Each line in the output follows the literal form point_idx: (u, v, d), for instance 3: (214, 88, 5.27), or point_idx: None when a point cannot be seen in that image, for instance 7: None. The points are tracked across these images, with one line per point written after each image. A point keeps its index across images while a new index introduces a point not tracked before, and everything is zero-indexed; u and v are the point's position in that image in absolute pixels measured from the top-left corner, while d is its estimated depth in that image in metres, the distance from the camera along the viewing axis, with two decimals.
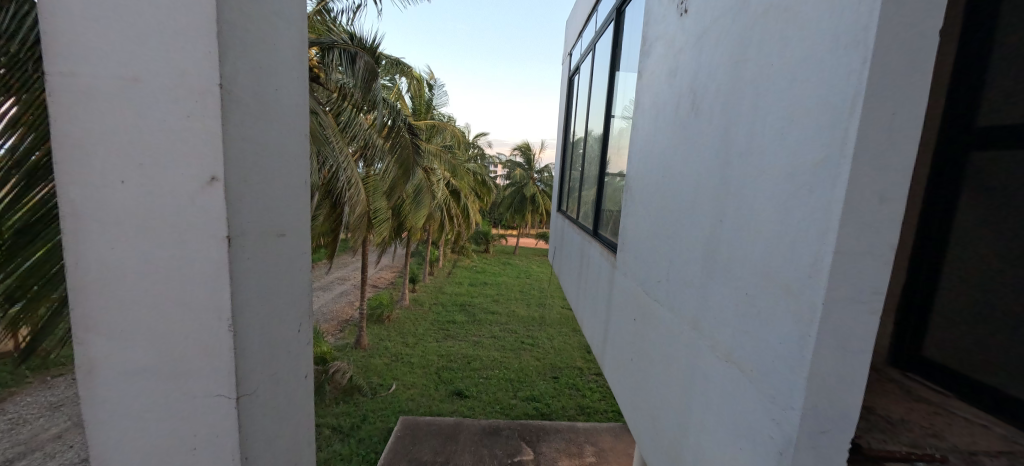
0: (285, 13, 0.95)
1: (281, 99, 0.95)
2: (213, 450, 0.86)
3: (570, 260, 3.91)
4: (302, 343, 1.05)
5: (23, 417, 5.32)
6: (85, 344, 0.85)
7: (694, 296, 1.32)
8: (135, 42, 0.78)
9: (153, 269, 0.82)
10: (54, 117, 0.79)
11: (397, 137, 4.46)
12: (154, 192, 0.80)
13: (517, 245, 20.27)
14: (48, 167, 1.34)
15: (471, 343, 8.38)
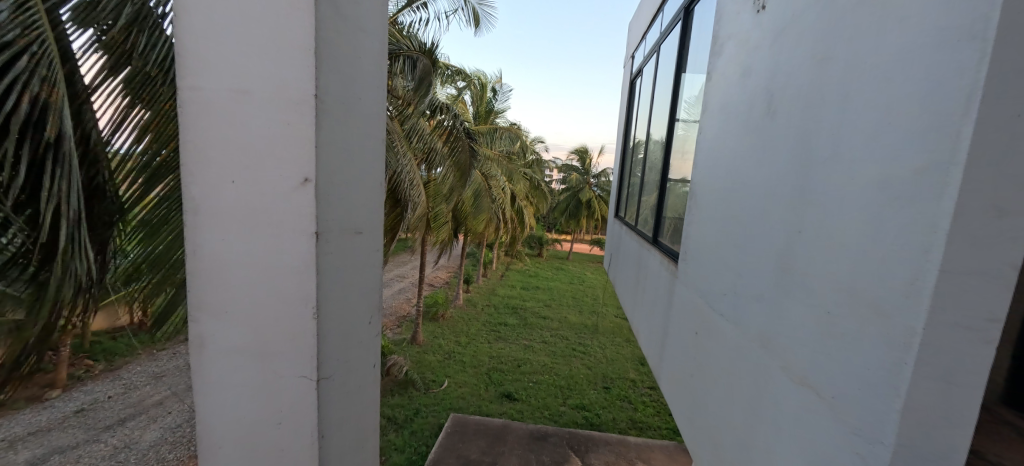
0: (369, 21, 1.01)
1: (363, 105, 1.01)
2: (294, 429, 0.93)
3: (626, 269, 3.81)
4: (372, 334, 1.11)
5: (135, 384, 6.08)
6: (194, 324, 0.95)
7: (765, 312, 1.24)
8: (242, 53, 0.86)
9: (253, 261, 0.90)
10: (178, 122, 0.89)
11: (456, 141, 4.77)
12: (254, 189, 0.88)
13: (570, 251, 20.08)
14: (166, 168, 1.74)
15: (522, 346, 8.41)
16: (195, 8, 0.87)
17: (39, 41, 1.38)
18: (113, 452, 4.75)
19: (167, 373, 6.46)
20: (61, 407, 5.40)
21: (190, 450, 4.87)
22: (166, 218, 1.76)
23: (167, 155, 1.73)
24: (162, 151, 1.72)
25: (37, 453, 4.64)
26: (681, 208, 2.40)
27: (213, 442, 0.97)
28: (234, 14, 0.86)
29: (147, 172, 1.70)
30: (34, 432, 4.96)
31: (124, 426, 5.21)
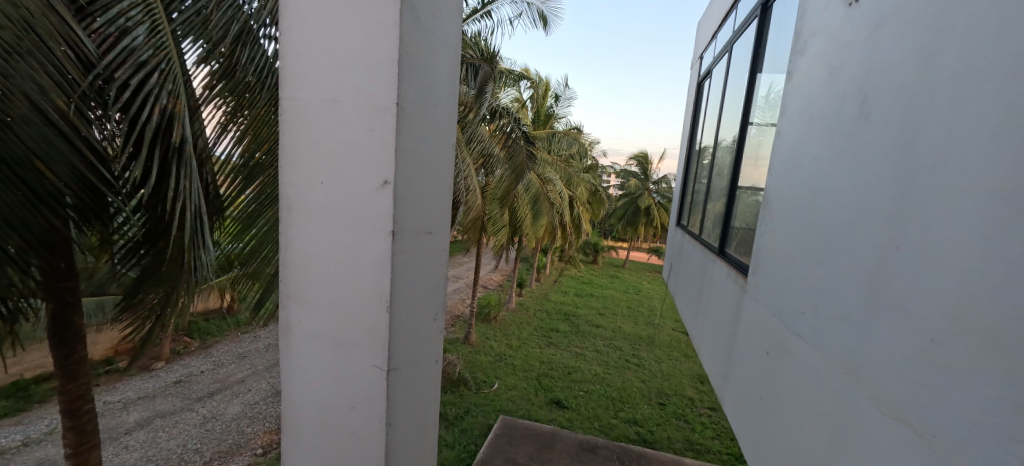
0: (446, 27, 1.05)
1: (437, 112, 1.05)
2: (365, 415, 0.98)
3: (687, 280, 3.66)
4: (436, 331, 1.15)
5: (222, 361, 6.73)
6: (285, 311, 1.04)
7: (852, 335, 1.14)
8: (334, 63, 0.93)
9: (336, 256, 0.97)
10: (279, 129, 0.98)
11: (513, 144, 4.68)
12: (341, 190, 0.95)
13: (626, 259, 19.56)
14: (261, 168, 2.04)
15: (574, 354, 8.31)
16: (296, 26, 0.95)
17: (164, 59, 1.78)
18: (203, 421, 5.23)
19: (249, 353, 7.07)
20: (163, 377, 6.09)
21: (266, 424, 5.22)
22: (259, 213, 2.01)
23: (260, 157, 2.05)
24: (256, 154, 2.05)
25: (143, 416, 5.24)
26: (751, 217, 2.26)
27: (294, 420, 1.06)
28: (328, 29, 0.93)
29: (244, 172, 2.02)
30: (142, 397, 5.60)
31: (213, 398, 5.75)
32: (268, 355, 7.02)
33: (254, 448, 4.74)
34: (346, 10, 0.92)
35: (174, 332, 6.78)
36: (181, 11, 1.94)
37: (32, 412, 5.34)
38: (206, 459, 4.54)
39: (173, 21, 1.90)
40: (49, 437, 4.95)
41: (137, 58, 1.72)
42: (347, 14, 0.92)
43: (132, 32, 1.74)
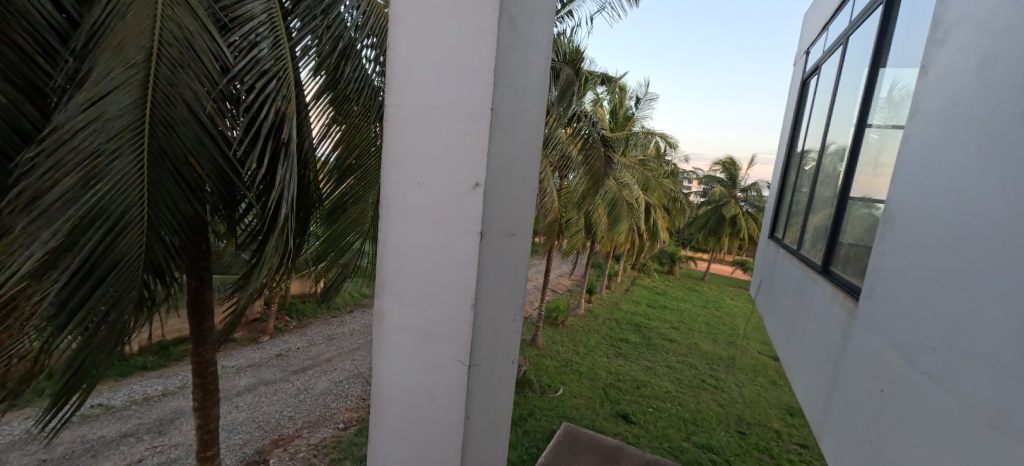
0: (539, 32, 1.08)
1: (526, 116, 1.08)
2: (446, 406, 1.03)
3: (780, 300, 3.40)
4: (514, 332, 1.17)
5: (313, 340, 7.37)
6: (380, 302, 1.11)
7: (1001, 382, 1.00)
8: (435, 70, 0.99)
9: (428, 254, 1.02)
10: (382, 133, 1.06)
11: (591, 149, 4.69)
12: (436, 191, 1.00)
13: (707, 271, 18.44)
14: (350, 169, 2.42)
15: (645, 368, 8.00)
16: (403, 36, 1.02)
17: (282, 69, 2.02)
18: (297, 393, 5.76)
19: (337, 335, 7.68)
20: (267, 349, 6.81)
21: (349, 402, 5.63)
22: (346, 205, 2.43)
23: (351, 161, 2.42)
24: (348, 158, 2.40)
25: (251, 382, 5.89)
26: (864, 232, 2.04)
27: (382, 402, 1.14)
28: (431, 40, 0.99)
29: (337, 172, 2.37)
30: (250, 365, 6.31)
31: (306, 373, 6.32)
32: (351, 339, 7.58)
33: (338, 422, 5.11)
34: (449, 20, 0.97)
35: (276, 310, 7.56)
36: (296, 26, 2.14)
37: (168, 368, 6.22)
38: (297, 427, 4.99)
39: (293, 38, 2.10)
40: (181, 390, 5.72)
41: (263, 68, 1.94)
42: (449, 24, 0.97)
43: (259, 45, 1.96)
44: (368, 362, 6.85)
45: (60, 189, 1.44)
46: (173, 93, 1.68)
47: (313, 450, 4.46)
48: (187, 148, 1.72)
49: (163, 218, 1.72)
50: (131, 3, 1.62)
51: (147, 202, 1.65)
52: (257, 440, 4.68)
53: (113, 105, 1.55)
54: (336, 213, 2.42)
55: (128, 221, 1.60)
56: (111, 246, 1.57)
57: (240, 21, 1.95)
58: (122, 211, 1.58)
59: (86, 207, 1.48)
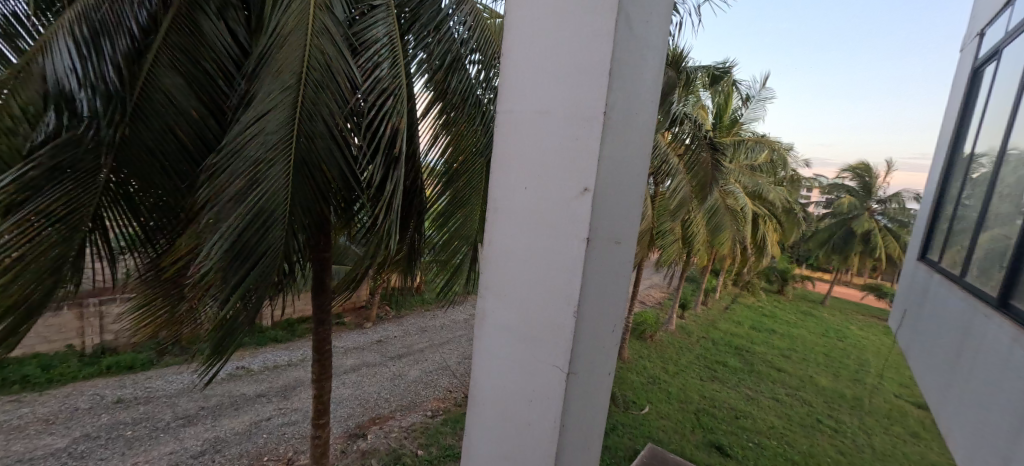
0: (656, 35, 1.04)
1: (638, 121, 1.05)
2: (543, 409, 1.03)
3: (937, 336, 2.95)
4: (612, 344, 1.13)
5: (408, 331, 7.87)
6: (482, 303, 1.15)
7: None
8: (546, 78, 1.00)
9: (531, 257, 1.03)
10: (493, 139, 1.10)
11: (696, 155, 4.50)
12: (544, 195, 1.01)
13: (827, 295, 16.38)
14: (457, 173, 2.44)
15: (744, 396, 7.34)
16: (517, 45, 1.04)
17: (399, 87, 2.23)
18: (393, 378, 6.18)
19: (429, 328, 8.12)
20: (370, 335, 7.42)
21: (438, 393, 5.90)
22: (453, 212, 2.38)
23: (458, 165, 2.44)
24: (454, 162, 2.44)
25: (355, 363, 6.45)
26: None
27: (480, 398, 1.17)
28: (544, 45, 1.00)
29: (445, 176, 2.42)
30: (355, 347, 6.92)
31: (402, 360, 6.76)
32: (442, 333, 7.96)
33: (426, 410, 5.38)
34: (562, 29, 0.97)
35: (379, 300, 8.21)
36: (413, 47, 2.40)
37: (292, 343, 7.04)
38: (391, 409, 5.36)
39: (409, 58, 2.36)
40: (302, 362, 6.42)
41: (382, 85, 2.20)
42: (562, 33, 0.97)
43: (380, 66, 2.23)
44: (457, 356, 7.14)
45: (233, 187, 1.75)
46: (315, 109, 1.97)
47: (404, 433, 4.74)
48: (321, 155, 2.00)
49: (299, 214, 1.95)
50: (289, 37, 1.99)
51: (291, 200, 1.89)
52: (357, 416, 5.10)
53: (272, 120, 1.85)
54: (445, 217, 2.36)
55: (276, 216, 1.83)
56: (263, 236, 1.80)
57: (366, 44, 2.25)
58: (273, 207, 1.82)
59: (250, 204, 1.74)
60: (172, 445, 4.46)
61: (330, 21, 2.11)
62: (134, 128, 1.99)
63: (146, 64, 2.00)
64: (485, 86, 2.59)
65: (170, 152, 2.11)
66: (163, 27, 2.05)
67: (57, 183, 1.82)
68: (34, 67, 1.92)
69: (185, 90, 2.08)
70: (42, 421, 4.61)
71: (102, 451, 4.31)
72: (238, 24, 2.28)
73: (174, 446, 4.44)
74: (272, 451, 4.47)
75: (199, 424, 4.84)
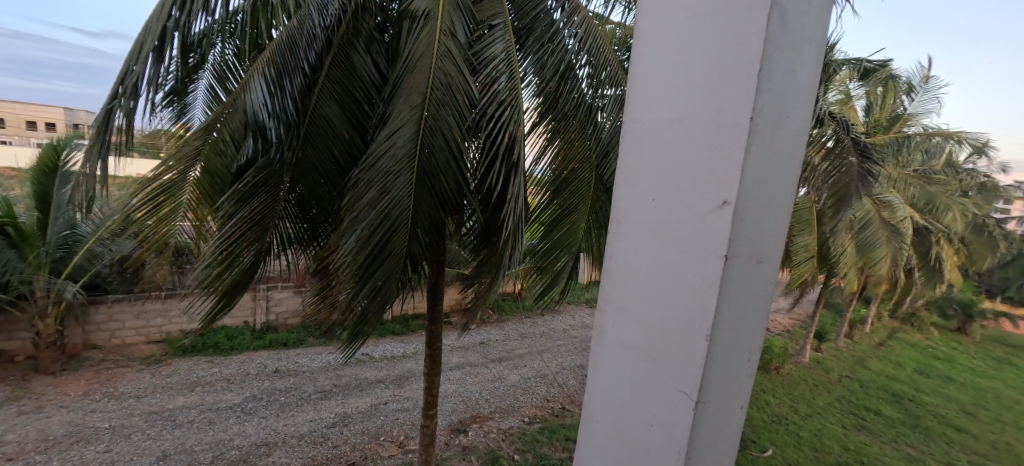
0: (815, 27, 0.87)
1: (789, 124, 0.88)
2: (664, 437, 0.91)
3: None
4: (748, 376, 0.96)
5: (509, 335, 8.07)
6: (602, 315, 1.07)
7: None
8: (680, 83, 0.90)
9: (657, 273, 0.92)
10: (619, 149, 1.03)
11: (841, 160, 3.71)
12: (675, 207, 0.90)
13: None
14: (564, 181, 2.54)
15: (907, 456, 5.92)
16: (649, 55, 0.99)
17: (515, 99, 2.33)
18: (493, 380, 6.32)
19: (529, 335, 8.22)
20: (474, 337, 7.77)
21: (535, 399, 5.89)
22: (557, 219, 2.55)
23: (566, 173, 2.54)
24: (562, 170, 2.53)
25: (460, 361, 6.79)
26: None
27: (594, 414, 1.09)
28: (680, 47, 0.91)
29: (553, 186, 2.51)
30: (460, 346, 7.31)
31: (502, 363, 6.90)
32: (541, 341, 7.99)
33: (523, 415, 5.42)
34: (699, 28, 0.88)
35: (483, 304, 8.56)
36: (527, 61, 2.49)
37: (407, 336, 7.69)
38: (490, 409, 5.50)
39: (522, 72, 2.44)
40: (414, 355, 6.89)
41: (500, 98, 2.31)
42: (699, 32, 0.88)
43: (497, 82, 2.33)
44: (554, 366, 7.06)
45: (368, 196, 2.03)
46: (437, 124, 2.16)
47: (502, 435, 4.81)
48: (441, 166, 2.18)
49: (421, 220, 2.16)
50: (418, 62, 2.23)
51: (413, 207, 2.10)
52: (459, 412, 5.34)
53: (401, 137, 2.10)
54: (552, 224, 2.54)
55: (400, 221, 2.06)
56: (389, 239, 2.03)
57: (485, 61, 2.37)
58: (399, 214, 2.05)
59: (379, 210, 2.00)
60: (313, 415, 4.86)
61: (453, 44, 2.29)
62: (305, 151, 2.41)
63: (314, 95, 2.42)
64: (596, 95, 2.61)
65: (327, 167, 2.51)
66: (326, 63, 2.46)
67: (252, 198, 2.33)
68: (240, 103, 2.37)
69: (339, 116, 2.46)
70: (224, 380, 5.38)
71: (264, 410, 4.85)
72: (380, 55, 2.62)
73: (313, 415, 4.85)
74: (387, 433, 4.62)
75: (332, 399, 5.23)
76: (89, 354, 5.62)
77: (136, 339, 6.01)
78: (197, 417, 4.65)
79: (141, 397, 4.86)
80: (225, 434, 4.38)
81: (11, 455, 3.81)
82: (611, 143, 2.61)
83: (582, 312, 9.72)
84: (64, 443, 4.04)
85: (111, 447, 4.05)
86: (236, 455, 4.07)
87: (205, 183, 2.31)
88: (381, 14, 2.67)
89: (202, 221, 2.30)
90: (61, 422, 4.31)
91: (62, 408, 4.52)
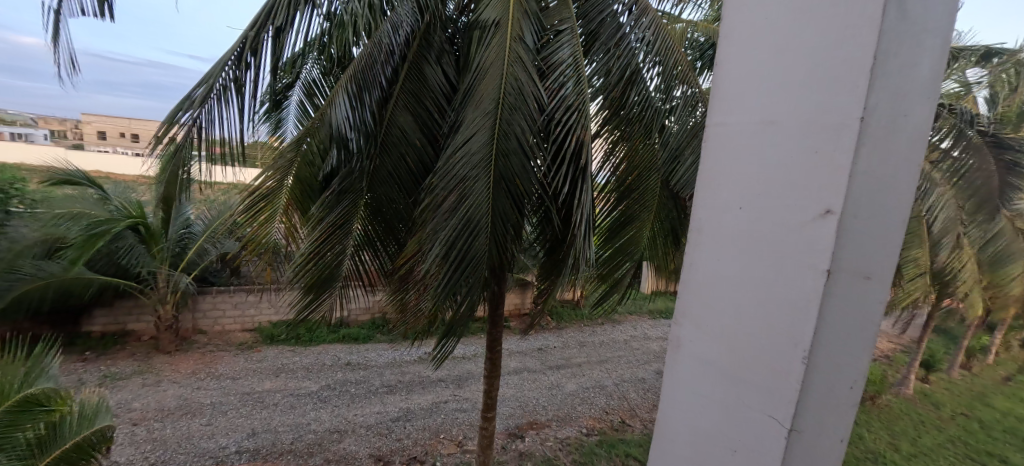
0: (938, 20, 0.79)
1: (906, 127, 0.80)
2: (751, 459, 0.87)
3: None
4: (851, 404, 0.88)
5: (569, 343, 7.86)
6: (679, 327, 1.04)
7: None
8: (774, 88, 0.86)
9: (744, 286, 0.88)
10: (701, 155, 1.01)
11: None
12: (767, 219, 0.85)
13: None
14: (626, 189, 2.48)
15: None
16: (735, 60, 0.96)
17: (583, 103, 2.31)
18: (550, 387, 6.12)
19: (589, 343, 7.94)
20: (532, 343, 7.68)
21: (594, 410, 5.61)
22: (621, 227, 2.48)
23: (629, 180, 2.48)
24: (627, 178, 2.48)
25: (518, 366, 6.71)
26: None
27: (672, 427, 1.07)
28: (773, 48, 0.88)
29: (618, 192, 2.47)
30: (518, 351, 7.25)
31: (560, 371, 6.68)
32: (602, 350, 7.69)
33: (581, 426, 5.19)
34: (794, 30, 0.84)
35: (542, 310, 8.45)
36: (594, 65, 2.47)
37: (468, 338, 7.50)
38: (548, 416, 5.33)
39: (588, 75, 2.42)
40: (475, 357, 6.67)
41: (567, 102, 2.31)
42: (794, 34, 0.84)
43: (564, 88, 2.34)
44: (614, 377, 6.67)
45: (448, 202, 2.10)
46: (510, 129, 2.19)
47: (558, 444, 4.70)
48: (514, 171, 2.19)
49: (500, 225, 2.20)
50: (489, 70, 2.29)
51: (492, 212, 2.14)
52: (517, 417, 5.25)
53: (475, 143, 2.15)
54: (615, 231, 2.48)
55: (481, 226, 2.10)
56: (471, 244, 2.08)
57: (553, 68, 2.39)
58: (479, 219, 2.10)
59: (460, 216, 2.06)
60: (379, 406, 5.09)
61: (522, 50, 2.32)
62: (381, 159, 2.58)
63: (390, 107, 2.59)
64: (666, 96, 2.48)
65: (402, 174, 2.65)
66: (401, 77, 2.63)
67: (338, 205, 2.60)
68: (325, 118, 2.55)
69: (412, 125, 2.61)
70: (305, 369, 5.85)
71: (336, 399, 5.17)
72: (450, 65, 2.73)
73: (380, 407, 5.07)
74: (447, 431, 4.71)
75: (397, 394, 5.43)
76: (197, 338, 6.41)
77: (234, 327, 6.73)
78: (280, 400, 5.09)
79: (236, 379, 5.46)
80: (303, 418, 4.76)
81: (136, 421, 4.46)
82: (681, 146, 2.46)
83: (645, 324, 9.21)
84: (175, 414, 4.64)
85: (211, 421, 4.59)
86: (312, 439, 4.40)
87: (296, 190, 2.50)
88: (450, 27, 2.79)
89: (294, 230, 2.50)
90: (174, 396, 4.98)
91: (176, 384, 5.23)
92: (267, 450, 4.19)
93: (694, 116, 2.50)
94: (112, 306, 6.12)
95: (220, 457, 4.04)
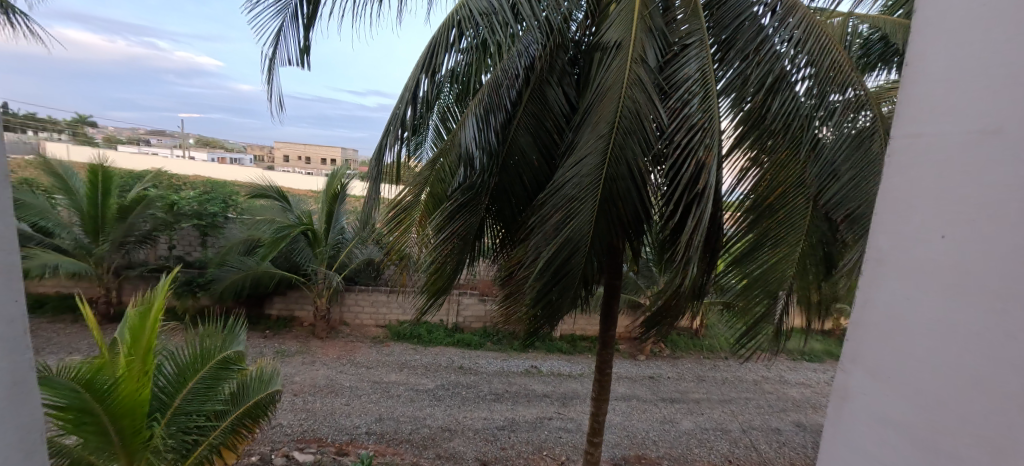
0: None
1: None
2: None
3: None
4: None
5: (686, 375, 7.12)
6: (847, 373, 0.87)
7: None
8: (1001, 90, 0.71)
9: (948, 336, 0.73)
10: (881, 174, 0.87)
11: None
12: (990, 250, 0.70)
13: None
14: (767, 210, 2.16)
15: None
16: (932, 63, 0.81)
17: (709, 121, 2.10)
18: (662, 421, 5.58)
19: (709, 378, 7.09)
20: (643, 369, 7.15)
21: (713, 456, 4.95)
22: (759, 253, 2.19)
23: (771, 200, 2.15)
24: (767, 197, 2.16)
25: (626, 392, 6.28)
26: None
27: None
28: (993, 45, 0.73)
29: (753, 213, 2.19)
30: (627, 376, 6.83)
31: (675, 405, 6.06)
32: (725, 388, 6.78)
33: None
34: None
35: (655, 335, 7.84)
36: (725, 78, 2.25)
37: (573, 356, 7.30)
38: (658, 453, 4.88)
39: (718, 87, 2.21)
40: (579, 377, 6.46)
41: (691, 122, 2.13)
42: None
43: (690, 103, 2.17)
44: (740, 422, 5.80)
45: (553, 220, 2.14)
46: (622, 153, 2.13)
47: None
48: (621, 193, 2.15)
49: (598, 245, 2.22)
50: (608, 90, 2.25)
51: (594, 233, 2.14)
52: (623, 447, 4.91)
53: (587, 165, 2.13)
54: (755, 253, 2.20)
55: (580, 246, 2.12)
56: (569, 261, 2.14)
57: (677, 84, 2.25)
58: (580, 239, 2.11)
59: (562, 236, 2.10)
60: (487, 412, 5.26)
61: (644, 71, 2.23)
62: (501, 178, 2.77)
63: (513, 129, 2.72)
64: (819, 106, 2.11)
65: (516, 188, 2.83)
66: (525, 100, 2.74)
67: (456, 216, 2.79)
68: (456, 140, 2.68)
69: (532, 145, 2.74)
70: (423, 367, 6.35)
71: (449, 399, 5.50)
72: (571, 87, 2.81)
73: (487, 414, 5.23)
74: (549, 448, 4.64)
75: (504, 403, 5.54)
76: (341, 329, 7.49)
77: (370, 322, 7.69)
78: (403, 392, 5.61)
79: (369, 368, 6.21)
80: (420, 412, 5.16)
81: (296, 392, 5.38)
82: (841, 157, 2.06)
83: (781, 366, 7.90)
84: (323, 391, 5.45)
85: (349, 402, 5.28)
86: (427, 433, 4.75)
87: (430, 204, 2.71)
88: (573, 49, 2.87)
89: (427, 237, 2.74)
90: (323, 375, 5.87)
91: (326, 365, 6.17)
92: (390, 436, 4.65)
93: (856, 122, 2.09)
94: (285, 295, 7.50)
95: (353, 434, 4.63)
